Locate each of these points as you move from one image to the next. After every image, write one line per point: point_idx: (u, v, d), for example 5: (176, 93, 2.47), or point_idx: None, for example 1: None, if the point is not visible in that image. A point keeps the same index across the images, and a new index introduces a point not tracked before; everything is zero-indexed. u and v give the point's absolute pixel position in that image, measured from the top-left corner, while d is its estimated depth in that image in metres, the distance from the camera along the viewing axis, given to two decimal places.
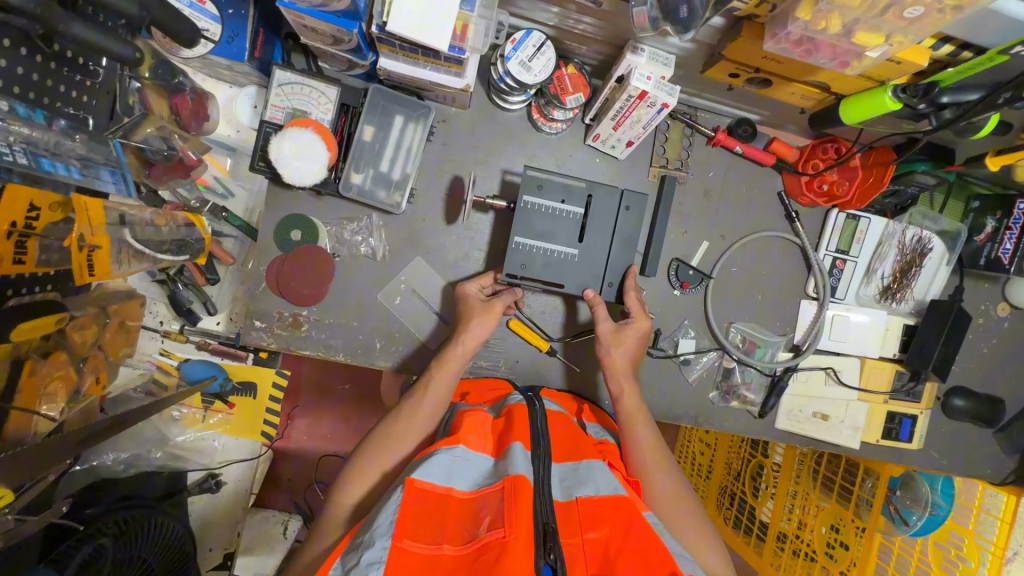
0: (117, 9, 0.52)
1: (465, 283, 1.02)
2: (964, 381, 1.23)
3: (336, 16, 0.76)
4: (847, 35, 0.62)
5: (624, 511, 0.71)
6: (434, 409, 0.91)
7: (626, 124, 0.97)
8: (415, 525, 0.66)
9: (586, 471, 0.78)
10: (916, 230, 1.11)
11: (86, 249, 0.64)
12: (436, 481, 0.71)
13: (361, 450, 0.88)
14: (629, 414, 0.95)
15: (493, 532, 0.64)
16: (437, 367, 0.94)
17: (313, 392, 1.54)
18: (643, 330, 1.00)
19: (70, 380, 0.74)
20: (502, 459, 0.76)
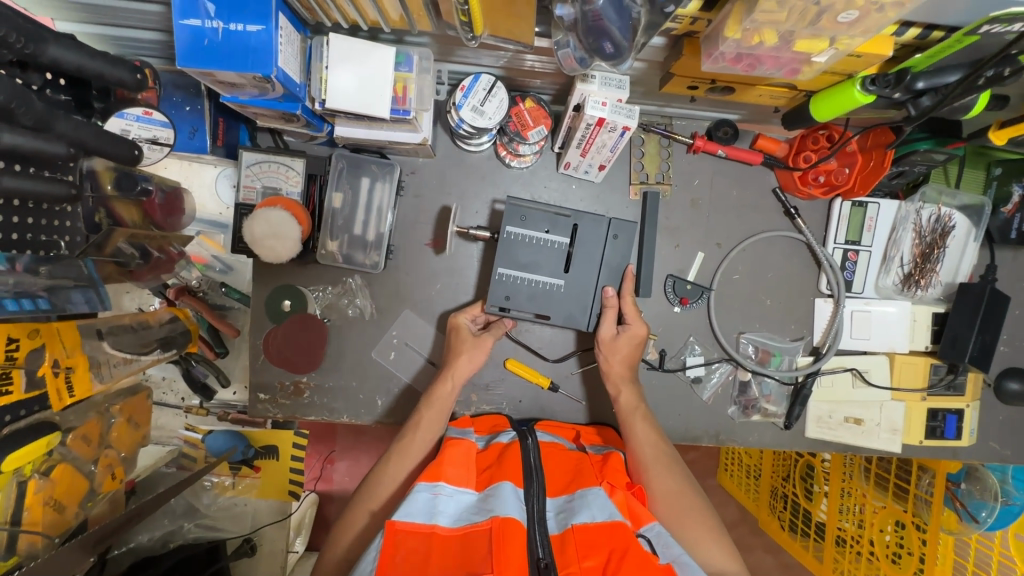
0: (49, 154, 0.55)
1: (456, 316, 1.01)
2: (1017, 362, 1.11)
3: (278, 101, 0.76)
4: (788, 45, 0.57)
5: (621, 537, 0.69)
6: (423, 449, 0.90)
7: (593, 150, 0.93)
8: (398, 566, 0.65)
9: (581, 500, 0.76)
10: (933, 208, 1.02)
11: (61, 372, 0.70)
12: (418, 520, 0.71)
13: (352, 496, 0.88)
14: (626, 413, 0.94)
15: (481, 575, 0.63)
16: (425, 405, 0.94)
17: (349, 434, 1.51)
18: (638, 338, 0.97)
19: (82, 487, 0.78)
20: (490, 498, 0.76)
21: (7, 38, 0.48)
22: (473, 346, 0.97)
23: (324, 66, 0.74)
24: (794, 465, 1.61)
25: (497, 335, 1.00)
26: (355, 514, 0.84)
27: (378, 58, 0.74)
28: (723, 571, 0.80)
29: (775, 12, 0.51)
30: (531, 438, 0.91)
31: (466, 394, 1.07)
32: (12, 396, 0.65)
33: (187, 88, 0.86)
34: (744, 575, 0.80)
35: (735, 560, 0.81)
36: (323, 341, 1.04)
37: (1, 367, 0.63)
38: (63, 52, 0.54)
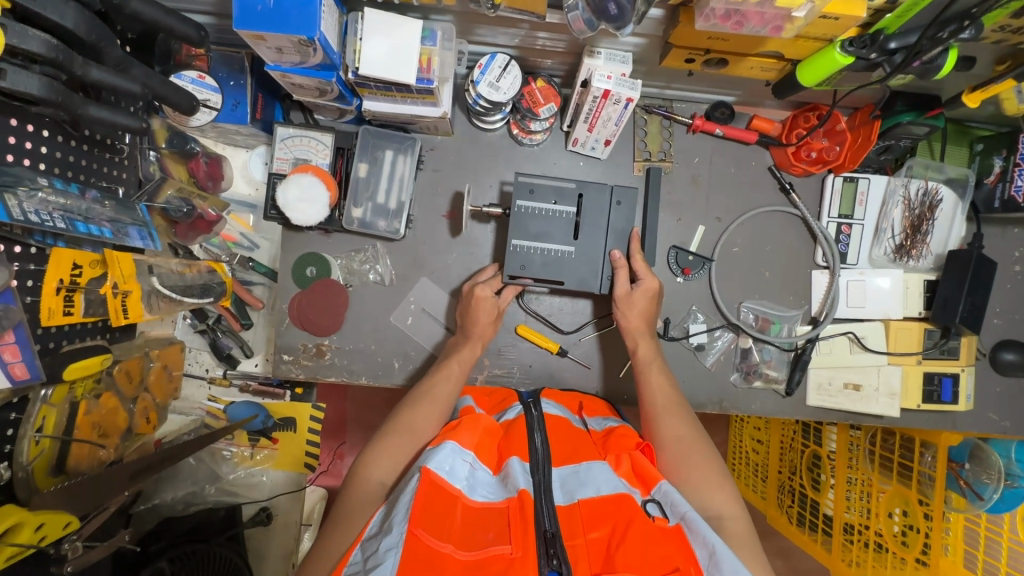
0: (125, 90, 0.63)
1: (477, 287, 1.02)
2: (1011, 334, 1.15)
3: (315, 70, 0.85)
4: (769, 1, 0.65)
5: (626, 508, 0.71)
6: (452, 394, 0.95)
7: (599, 124, 1.01)
8: (427, 514, 0.68)
9: (587, 472, 0.77)
10: (920, 181, 1.08)
11: (120, 296, 0.75)
12: (447, 480, 0.73)
13: (383, 431, 0.89)
14: (642, 364, 0.97)
15: (499, 547, 0.67)
16: (451, 358, 1.00)
17: (358, 429, 1.59)
18: (652, 291, 0.99)
19: (123, 420, 0.84)
20: (506, 475, 0.78)
21: None
22: (489, 312, 1.01)
23: (359, 38, 0.83)
24: (800, 456, 1.62)
25: (504, 298, 1.03)
26: (393, 446, 0.86)
27: (405, 31, 0.83)
28: (720, 515, 0.78)
29: None
30: (537, 410, 0.90)
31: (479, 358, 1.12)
32: (75, 318, 0.71)
33: (232, 65, 0.95)
34: (745, 523, 0.78)
35: (735, 506, 0.79)
36: (344, 304, 1.10)
37: (66, 290, 0.69)
38: (142, 7, 0.63)
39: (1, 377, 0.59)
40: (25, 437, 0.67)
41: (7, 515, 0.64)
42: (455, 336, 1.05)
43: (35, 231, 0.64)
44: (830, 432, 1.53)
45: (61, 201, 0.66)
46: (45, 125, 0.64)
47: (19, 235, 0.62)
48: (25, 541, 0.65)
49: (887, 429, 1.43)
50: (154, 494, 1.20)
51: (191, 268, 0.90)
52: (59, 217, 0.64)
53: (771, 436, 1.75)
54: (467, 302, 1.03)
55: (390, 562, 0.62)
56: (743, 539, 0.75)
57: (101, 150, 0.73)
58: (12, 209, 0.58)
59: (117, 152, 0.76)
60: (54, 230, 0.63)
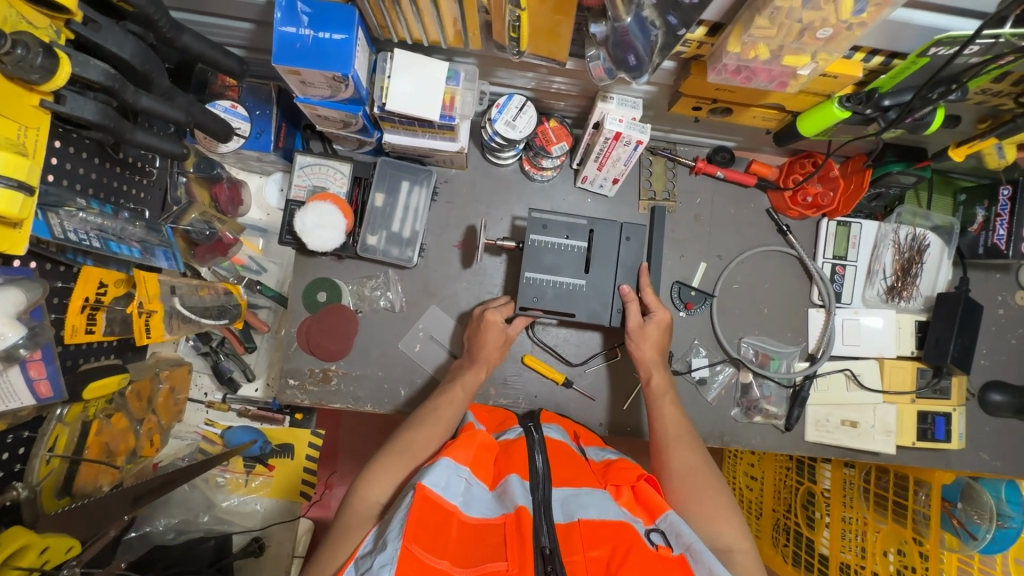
0: (168, 116, 0.65)
1: (487, 311, 1.03)
2: (998, 376, 1.20)
3: (343, 104, 0.89)
4: (777, 59, 0.70)
5: (625, 534, 0.71)
6: (454, 416, 0.95)
7: (608, 163, 1.06)
8: (423, 529, 0.68)
9: (589, 495, 0.77)
10: (909, 227, 1.14)
11: (144, 315, 0.75)
12: (443, 496, 0.73)
13: (383, 451, 0.89)
14: (655, 394, 0.99)
15: (495, 564, 0.67)
16: (456, 380, 1.00)
17: (349, 456, 1.56)
18: (665, 323, 1.02)
19: (130, 442, 0.83)
20: (505, 492, 0.78)
21: (158, 20, 0.61)
22: (497, 338, 1.02)
23: (387, 75, 0.88)
24: (795, 493, 1.63)
25: (512, 327, 1.04)
26: (392, 465, 0.86)
27: (432, 71, 0.87)
28: (730, 548, 0.79)
29: (767, 28, 0.64)
30: (537, 433, 0.90)
31: (485, 388, 1.13)
32: (96, 336, 0.71)
33: (259, 95, 0.98)
34: (754, 556, 0.79)
35: (745, 539, 0.80)
36: (353, 331, 1.11)
37: (91, 308, 0.69)
38: (193, 41, 0.66)
39: (26, 395, 0.59)
40: (37, 456, 0.67)
41: (19, 537, 0.62)
42: (461, 359, 1.05)
43: (67, 247, 0.65)
44: (825, 469, 1.52)
45: (98, 221, 0.68)
46: (90, 148, 0.66)
47: (53, 252, 0.63)
48: (32, 564, 0.62)
49: (882, 467, 1.41)
50: (147, 520, 1.19)
51: (208, 289, 0.90)
52: (95, 236, 0.66)
53: (766, 473, 1.77)
54: (477, 324, 1.04)
55: None
56: (753, 575, 0.77)
57: (130, 172, 0.76)
58: (55, 228, 0.60)
59: (145, 174, 0.80)
60: (90, 249, 0.65)
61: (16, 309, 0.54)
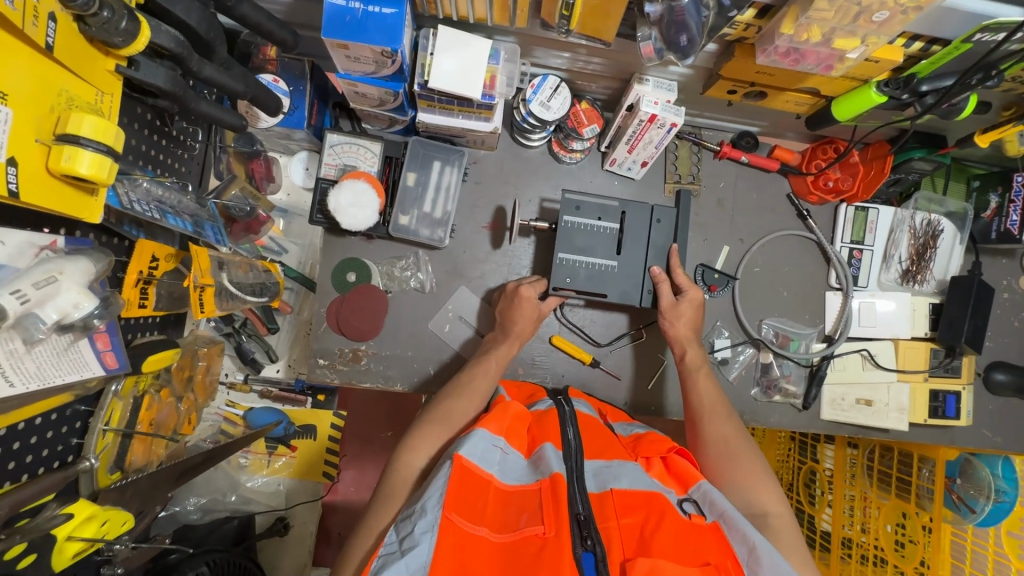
0: (229, 87, 0.65)
1: (521, 286, 1.03)
2: (1002, 357, 1.25)
3: (385, 80, 0.89)
4: (828, 42, 0.72)
5: (658, 504, 0.71)
6: (488, 388, 0.96)
7: (640, 146, 1.06)
8: (461, 500, 0.69)
9: (620, 467, 0.78)
10: (924, 213, 1.18)
11: (200, 289, 0.74)
12: (479, 465, 0.74)
13: (420, 420, 0.90)
14: (690, 369, 1.02)
15: (533, 528, 0.67)
16: (489, 353, 1.01)
17: (357, 442, 1.55)
18: (697, 302, 1.04)
19: (173, 419, 0.83)
20: (539, 460, 0.78)
21: None
22: (530, 313, 1.02)
23: (430, 52, 0.87)
24: (797, 473, 1.67)
25: (546, 304, 1.05)
26: (431, 433, 0.87)
27: (475, 48, 0.87)
28: (766, 513, 0.82)
29: (825, 10, 0.66)
30: (569, 406, 0.91)
31: (513, 367, 1.14)
32: (148, 311, 0.71)
33: (292, 71, 0.95)
34: (789, 521, 0.81)
35: (780, 504, 0.82)
36: (383, 311, 1.11)
37: (143, 281, 0.69)
38: (251, 11, 0.65)
39: (96, 366, 0.60)
40: (94, 430, 0.66)
41: (86, 506, 0.62)
42: (493, 332, 1.06)
43: (125, 219, 0.65)
44: (828, 449, 1.58)
45: (155, 193, 0.67)
46: (139, 119, 0.66)
47: (114, 224, 0.63)
48: (94, 535, 0.62)
49: (885, 445, 1.46)
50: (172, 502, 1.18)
51: (247, 267, 0.90)
52: (154, 208, 0.65)
53: (768, 452, 1.80)
54: (511, 300, 1.04)
55: (426, 545, 0.63)
56: (788, 537, 0.79)
57: (173, 145, 0.75)
58: (123, 197, 0.60)
59: (188, 149, 0.79)
60: (151, 220, 0.64)
61: (87, 279, 0.55)
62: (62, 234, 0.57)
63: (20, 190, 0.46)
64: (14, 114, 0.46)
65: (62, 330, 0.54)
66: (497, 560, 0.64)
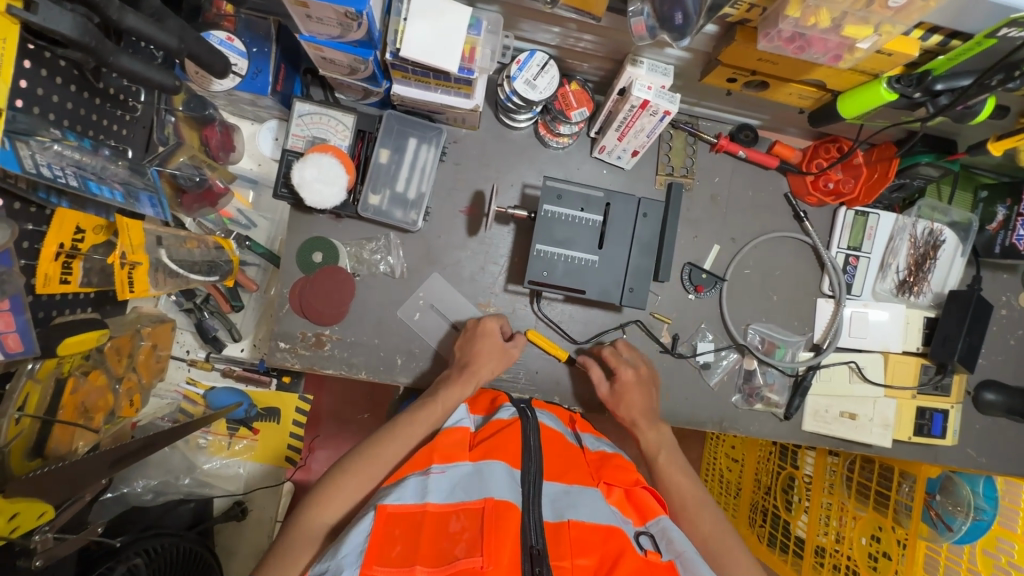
0: (159, 41, 0.57)
1: (486, 319, 1.03)
2: (993, 376, 1.20)
3: (352, 46, 0.81)
4: (837, 29, 0.65)
5: (615, 542, 0.68)
6: (427, 431, 0.89)
7: (631, 134, 0.99)
8: (389, 545, 0.64)
9: (579, 496, 0.75)
10: (926, 222, 1.12)
11: (128, 267, 0.67)
12: (408, 500, 0.68)
13: (342, 463, 0.84)
14: (656, 459, 0.98)
15: (470, 561, 0.61)
16: (436, 397, 0.93)
17: (334, 422, 1.50)
18: (645, 377, 1.04)
19: (108, 403, 0.78)
20: (484, 476, 0.73)
21: None
22: (491, 349, 1.00)
23: (403, 18, 0.80)
24: (775, 478, 1.63)
25: (513, 347, 1.03)
26: (347, 485, 0.80)
27: (454, 16, 0.79)
28: None
29: None
30: (531, 414, 0.87)
31: None
32: (72, 287, 0.65)
33: (256, 31, 0.88)
34: None
35: None
36: (350, 295, 1.05)
37: (65, 256, 0.63)
38: None
39: None
40: (6, 416, 0.61)
41: None
42: (449, 368, 1.01)
43: (39, 185, 0.59)
44: (808, 456, 1.53)
45: (75, 156, 0.62)
46: (64, 73, 0.59)
47: (24, 191, 0.57)
48: (1, 531, 0.58)
49: (866, 457, 1.43)
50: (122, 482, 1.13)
51: (196, 242, 0.83)
52: (72, 174, 0.60)
53: (746, 456, 1.75)
54: (472, 331, 1.02)
55: None
56: None
57: (112, 105, 0.69)
58: (25, 159, 0.53)
59: (130, 111, 0.73)
60: (66, 187, 0.59)
61: None
62: None
63: None
64: None
65: None
66: None
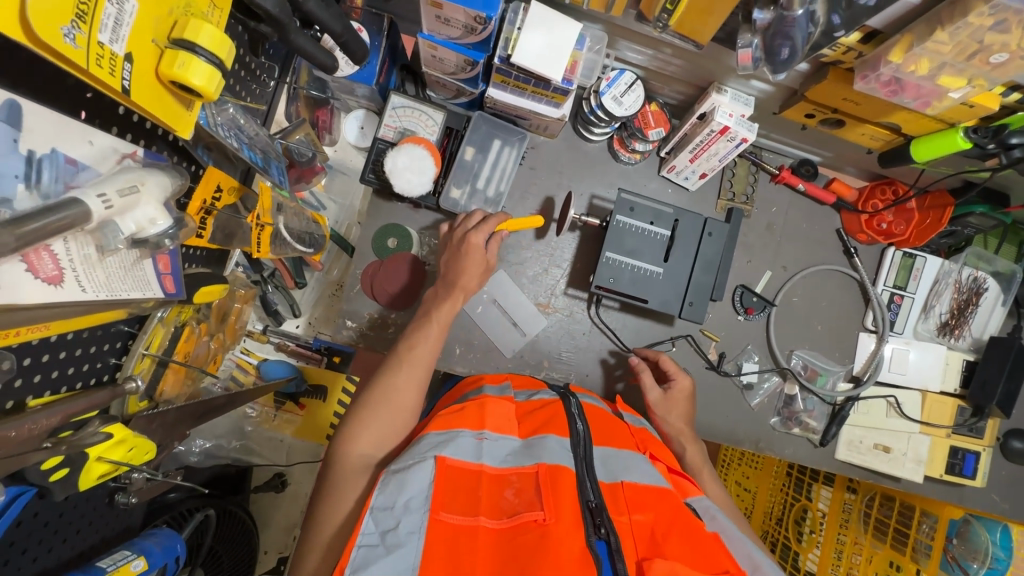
0: (322, 21, 0.63)
1: (470, 233, 0.96)
2: (1021, 425, 1.24)
3: (467, 48, 0.87)
4: (933, 78, 0.71)
5: (669, 503, 0.70)
6: (432, 356, 0.90)
7: (703, 156, 1.04)
8: (450, 497, 0.66)
9: (630, 460, 0.77)
10: (972, 270, 1.18)
11: (262, 228, 0.75)
12: (466, 458, 0.70)
13: (361, 399, 0.84)
14: (693, 468, 1.01)
15: (532, 514, 0.64)
16: (431, 316, 0.93)
17: None
18: (686, 391, 1.06)
19: (203, 357, 0.84)
20: (535, 445, 0.75)
21: None
22: (478, 263, 0.95)
23: (517, 27, 0.85)
24: (789, 508, 1.62)
25: (493, 251, 0.97)
26: (375, 419, 0.81)
27: (564, 29, 0.84)
28: None
29: (944, 43, 0.64)
30: (574, 401, 0.87)
31: (538, 359, 1.13)
32: (204, 242, 0.69)
33: (370, 24, 0.95)
34: None
35: None
36: (418, 281, 1.08)
37: (206, 209, 0.67)
38: None
39: (158, 288, 0.59)
40: (135, 353, 0.65)
41: (124, 428, 0.60)
42: (436, 287, 0.98)
43: (200, 143, 0.64)
44: (824, 490, 1.52)
45: (237, 119, 0.69)
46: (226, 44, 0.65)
47: (190, 145, 0.62)
48: (120, 459, 0.60)
49: (886, 494, 1.40)
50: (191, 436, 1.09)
51: (297, 214, 0.88)
52: (233, 136, 0.65)
53: (759, 485, 1.75)
54: (459, 245, 0.96)
55: (412, 546, 0.60)
56: None
57: (249, 77, 0.73)
58: (210, 118, 0.60)
59: (262, 86, 0.77)
60: (229, 148, 0.64)
61: (163, 195, 0.53)
62: (140, 146, 0.56)
63: (131, 88, 0.45)
64: (139, 8, 0.45)
65: (134, 245, 0.52)
66: (497, 545, 0.61)
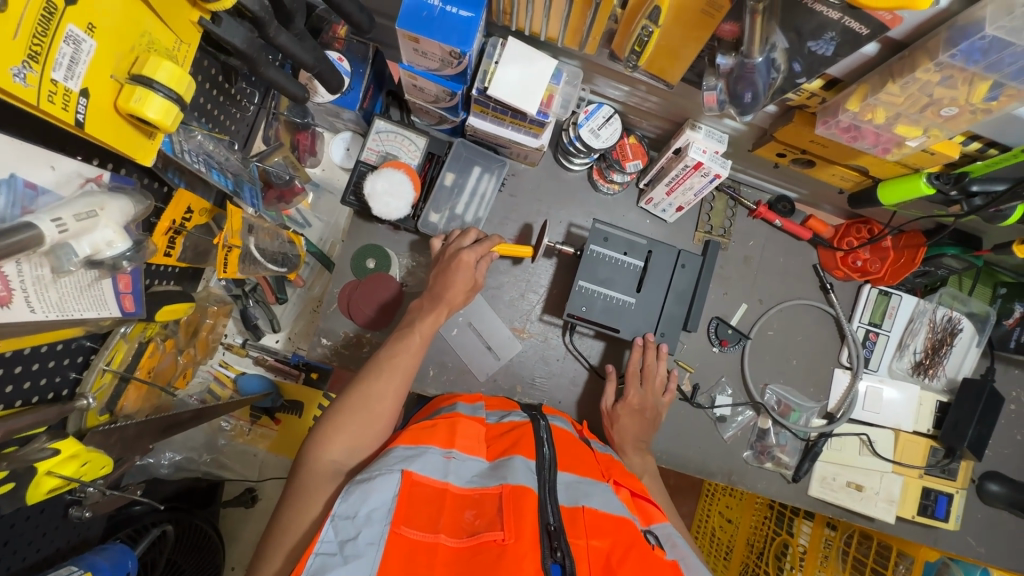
0: (295, 54, 0.66)
1: (462, 251, 0.96)
2: (998, 467, 1.23)
3: (445, 79, 0.90)
4: (890, 126, 0.73)
5: (627, 532, 0.68)
6: (414, 365, 0.89)
7: (679, 190, 1.05)
8: (413, 512, 0.65)
9: (592, 487, 0.75)
10: (946, 309, 1.18)
11: (229, 250, 0.76)
12: (432, 475, 0.70)
13: (336, 405, 0.82)
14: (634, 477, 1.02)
15: (492, 534, 0.63)
16: (414, 326, 0.92)
17: None
18: (635, 409, 1.07)
19: (170, 372, 0.86)
20: (501, 467, 0.74)
21: None
22: (466, 282, 0.95)
23: (494, 61, 0.88)
24: (770, 542, 1.55)
25: (481, 271, 0.98)
26: (349, 424, 0.80)
27: (540, 65, 0.87)
28: None
29: (896, 95, 0.66)
30: (544, 421, 0.87)
31: (512, 384, 1.13)
32: (172, 261, 0.71)
33: (356, 53, 0.98)
34: None
35: None
36: (392, 300, 1.09)
37: (174, 230, 0.69)
38: None
39: (116, 306, 0.62)
40: (95, 368, 0.67)
41: (74, 444, 0.60)
42: (421, 299, 0.98)
43: (170, 166, 0.67)
44: (805, 526, 1.46)
45: (206, 146, 0.71)
46: (202, 72, 0.67)
47: (159, 169, 0.64)
48: (71, 474, 0.61)
49: (865, 532, 1.35)
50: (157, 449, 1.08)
51: (269, 233, 0.90)
52: (202, 162, 0.67)
53: (742, 516, 1.72)
54: (448, 262, 0.97)
55: (370, 558, 0.58)
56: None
57: (227, 102, 0.75)
58: (176, 145, 0.62)
59: (242, 110, 0.80)
60: (195, 171, 0.66)
61: (124, 219, 0.56)
62: (107, 170, 0.58)
63: (86, 122, 0.48)
64: (98, 46, 0.48)
65: (91, 266, 0.55)
66: (454, 563, 0.60)
